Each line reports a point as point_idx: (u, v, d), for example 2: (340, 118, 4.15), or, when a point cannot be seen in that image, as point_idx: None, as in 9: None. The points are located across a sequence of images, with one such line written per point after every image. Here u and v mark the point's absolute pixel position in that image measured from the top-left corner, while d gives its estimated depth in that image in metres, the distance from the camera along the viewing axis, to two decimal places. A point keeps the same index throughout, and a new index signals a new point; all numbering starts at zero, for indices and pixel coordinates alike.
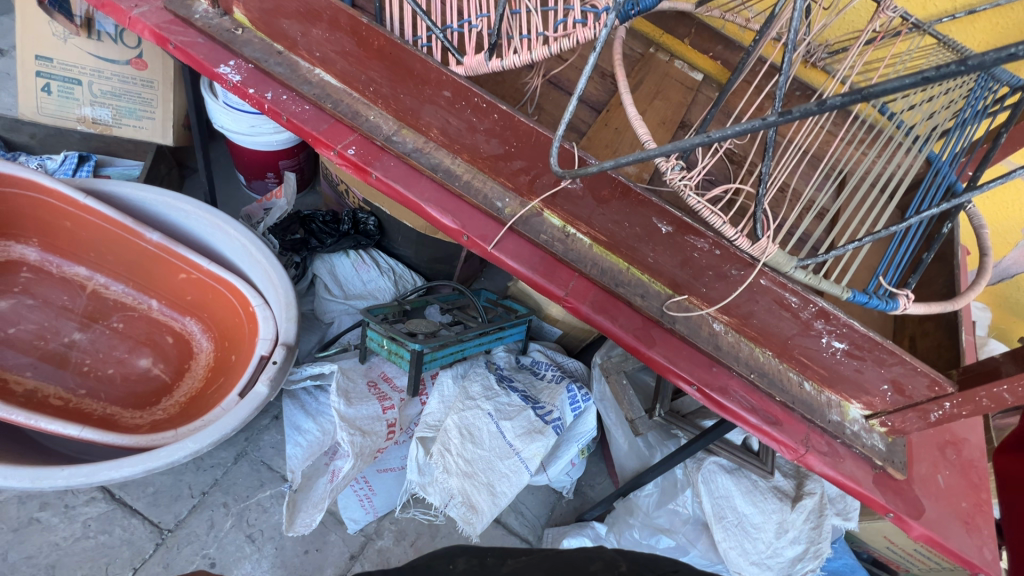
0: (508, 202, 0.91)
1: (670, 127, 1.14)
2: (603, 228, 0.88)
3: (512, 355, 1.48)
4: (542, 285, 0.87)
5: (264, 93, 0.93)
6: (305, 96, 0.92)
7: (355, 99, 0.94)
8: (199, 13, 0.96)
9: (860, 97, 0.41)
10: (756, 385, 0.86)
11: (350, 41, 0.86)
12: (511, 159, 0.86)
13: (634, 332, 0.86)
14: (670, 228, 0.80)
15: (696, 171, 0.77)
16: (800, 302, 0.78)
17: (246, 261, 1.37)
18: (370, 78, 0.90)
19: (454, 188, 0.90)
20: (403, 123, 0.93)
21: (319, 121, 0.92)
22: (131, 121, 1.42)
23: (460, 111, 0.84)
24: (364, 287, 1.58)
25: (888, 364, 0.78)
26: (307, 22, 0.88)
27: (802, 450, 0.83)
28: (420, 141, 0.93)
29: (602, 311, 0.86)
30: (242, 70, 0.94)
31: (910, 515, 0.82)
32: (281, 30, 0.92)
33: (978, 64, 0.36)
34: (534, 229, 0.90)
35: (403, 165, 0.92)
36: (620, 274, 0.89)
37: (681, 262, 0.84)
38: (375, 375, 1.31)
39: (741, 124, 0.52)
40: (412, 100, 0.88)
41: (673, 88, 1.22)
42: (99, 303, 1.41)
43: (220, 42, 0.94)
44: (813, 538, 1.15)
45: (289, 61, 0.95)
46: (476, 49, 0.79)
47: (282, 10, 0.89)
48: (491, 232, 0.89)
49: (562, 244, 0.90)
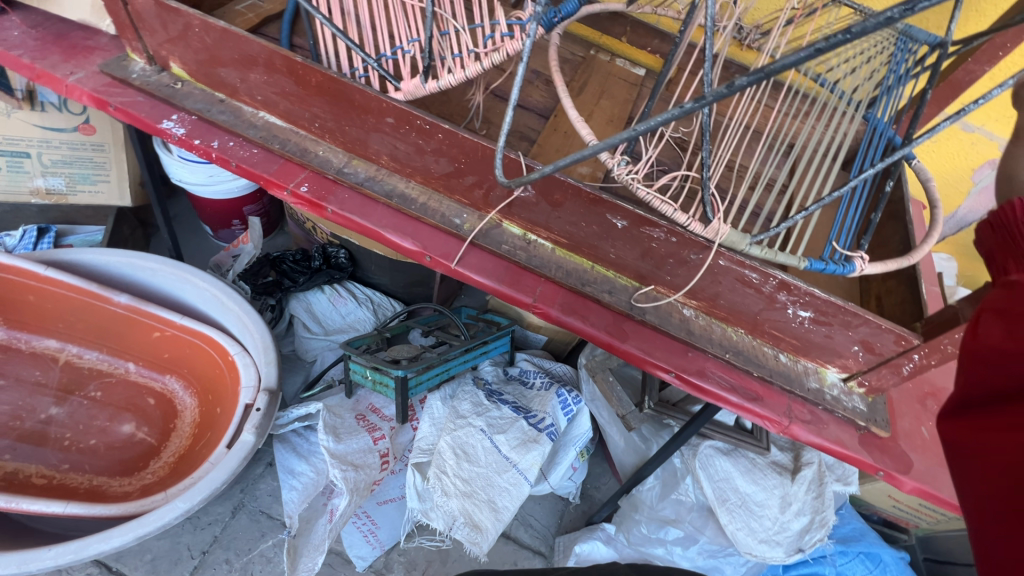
0: (465, 217, 0.92)
1: (619, 124, 1.16)
2: (562, 231, 0.89)
3: (499, 368, 1.48)
4: (509, 294, 0.87)
5: (210, 142, 0.93)
6: (251, 140, 0.93)
7: (303, 136, 0.95)
8: (136, 72, 0.96)
9: (763, 76, 0.43)
10: (733, 364, 0.87)
11: (288, 81, 0.87)
12: (462, 175, 0.87)
13: (607, 328, 0.86)
14: (626, 223, 0.81)
15: (642, 164, 0.79)
16: (761, 277, 0.79)
17: (219, 310, 1.35)
18: (314, 114, 0.90)
19: (410, 211, 0.91)
20: (352, 154, 0.94)
21: (269, 163, 0.93)
22: (86, 186, 1.42)
23: (405, 135, 0.85)
24: (344, 320, 1.58)
25: (855, 326, 0.79)
26: (244, 67, 0.89)
27: (785, 421, 0.84)
28: (372, 169, 0.94)
29: (572, 312, 0.87)
30: (185, 122, 0.94)
31: (900, 470, 0.83)
32: (220, 78, 0.93)
33: (861, 30, 0.37)
34: (495, 241, 0.90)
35: (357, 195, 0.92)
36: (586, 274, 0.90)
37: (642, 254, 0.85)
38: (363, 407, 1.29)
39: (663, 114, 0.53)
40: (358, 131, 0.89)
41: (618, 86, 1.25)
42: (74, 373, 1.38)
43: (160, 98, 0.95)
44: (816, 508, 1.16)
45: (232, 108, 0.95)
46: (412, 72, 0.80)
47: (218, 60, 0.90)
48: (453, 249, 0.89)
49: (525, 252, 0.90)
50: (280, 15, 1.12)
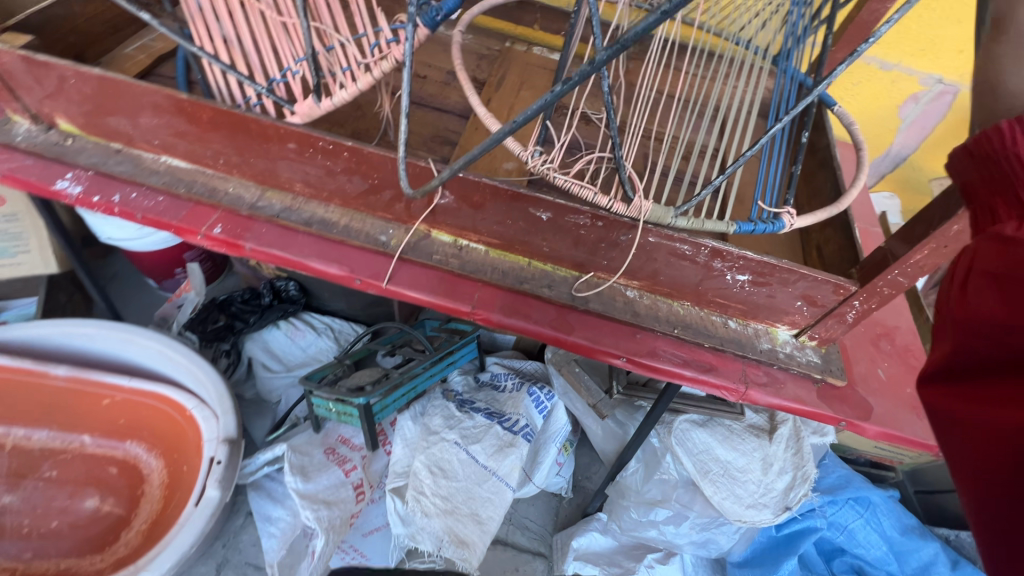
0: (392, 233, 0.89)
1: None
2: (491, 232, 0.86)
3: (469, 376, 1.45)
4: (447, 305, 0.84)
5: (111, 196, 0.87)
6: (155, 188, 0.88)
7: (210, 175, 0.90)
8: (21, 134, 0.90)
9: (620, 47, 0.41)
10: (684, 339, 0.85)
11: (180, 120, 0.82)
12: (379, 191, 0.84)
13: (551, 323, 0.84)
14: (550, 215, 0.79)
15: (557, 151, 0.77)
16: (692, 248, 0.78)
17: (168, 365, 1.29)
18: (215, 150, 0.86)
19: (333, 235, 0.87)
20: (265, 186, 0.90)
21: (177, 209, 0.88)
22: (5, 259, 1.33)
23: (311, 159, 0.82)
24: (305, 353, 1.53)
25: (793, 282, 0.79)
26: (132, 113, 0.84)
27: (742, 388, 0.83)
28: (287, 198, 0.90)
29: (513, 313, 0.84)
30: (82, 179, 0.89)
31: (861, 417, 0.82)
32: (110, 127, 0.88)
33: None
34: (425, 252, 0.87)
35: (275, 228, 0.88)
36: (523, 272, 0.88)
37: (574, 243, 0.83)
38: (332, 440, 1.25)
39: (541, 100, 0.50)
40: (264, 161, 0.85)
41: (537, 74, 1.22)
42: (24, 457, 1.32)
43: (51, 158, 0.89)
44: (797, 463, 1.17)
45: (131, 157, 0.90)
46: (304, 92, 0.76)
47: (103, 108, 0.85)
48: (382, 268, 0.86)
49: (457, 259, 0.88)
50: (174, 52, 1.07)
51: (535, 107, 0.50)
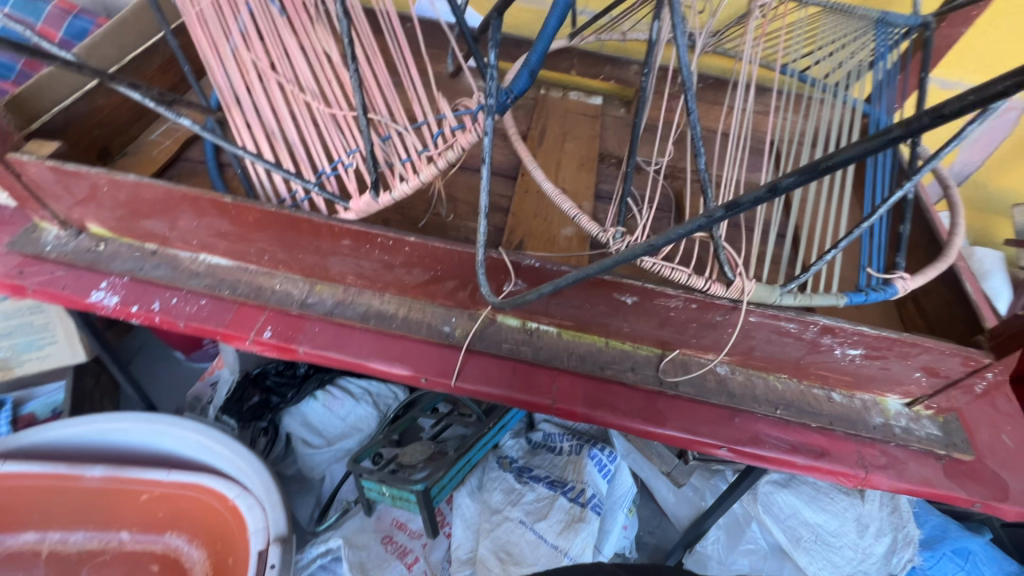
0: (455, 321, 0.81)
1: (591, 164, 1.07)
2: (565, 315, 0.79)
3: (522, 438, 1.36)
4: (524, 400, 0.76)
5: (150, 304, 0.80)
6: (196, 291, 0.81)
7: (254, 272, 0.83)
8: (50, 242, 0.84)
9: (818, 172, 0.34)
10: (789, 420, 0.77)
11: (222, 221, 0.76)
12: (441, 280, 0.77)
13: (641, 414, 0.76)
14: (636, 299, 0.72)
15: (640, 232, 0.70)
16: (799, 325, 0.70)
17: (208, 455, 1.22)
18: (260, 248, 0.79)
19: (392, 330, 0.80)
20: (313, 280, 0.83)
21: (221, 313, 0.81)
22: (33, 353, 1.29)
23: (368, 254, 0.75)
24: (344, 423, 1.43)
25: (914, 355, 0.70)
26: (169, 216, 0.78)
27: (862, 473, 0.74)
28: (339, 291, 0.83)
29: (599, 405, 0.76)
30: (118, 287, 0.82)
31: (998, 498, 0.73)
32: (145, 230, 0.81)
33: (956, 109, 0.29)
34: (493, 342, 0.80)
35: (330, 325, 0.81)
36: (601, 355, 0.80)
37: (660, 323, 0.76)
38: (387, 525, 1.21)
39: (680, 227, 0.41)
40: (314, 257, 0.78)
41: (578, 123, 1.15)
42: (61, 563, 1.24)
43: (84, 266, 0.82)
44: (896, 524, 1.07)
45: (168, 258, 0.84)
46: (360, 188, 0.70)
47: (138, 212, 0.78)
48: (449, 363, 0.78)
49: (529, 346, 0.80)
50: (201, 132, 1.01)
51: (676, 233, 0.41)
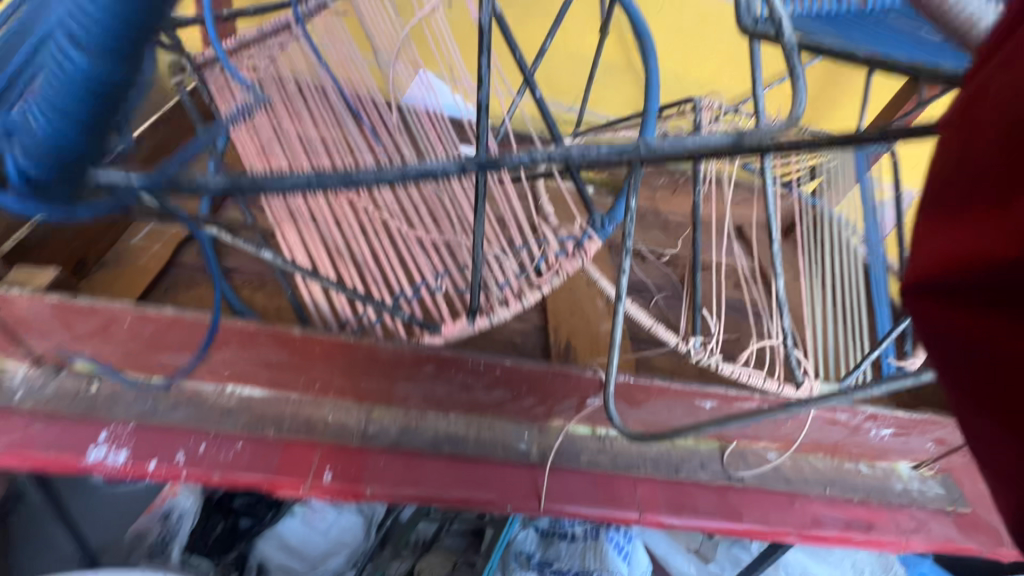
0: (529, 436, 0.78)
1: (606, 256, 1.12)
2: (639, 420, 0.80)
3: (532, 528, 1.26)
4: (613, 515, 0.75)
5: (172, 457, 0.66)
6: (232, 433, 0.69)
7: (298, 401, 0.73)
8: (18, 387, 0.66)
9: None
10: (836, 497, 0.85)
11: (278, 352, 0.67)
12: (521, 396, 0.75)
13: (720, 511, 0.79)
14: (716, 404, 0.76)
15: (716, 342, 0.75)
16: (848, 414, 0.79)
17: None
18: (316, 376, 0.70)
19: (467, 453, 0.75)
20: (372, 404, 0.75)
21: (266, 456, 0.68)
22: None
23: (450, 377, 0.70)
24: (328, 539, 1.22)
25: (931, 430, 0.83)
26: (206, 348, 0.66)
27: (903, 539, 0.83)
28: (401, 414, 0.76)
29: (682, 508, 0.78)
30: (123, 437, 0.65)
31: (998, 544, 0.87)
32: (164, 363, 0.68)
33: None
34: (571, 455, 0.78)
35: (395, 455, 0.73)
36: (671, 455, 0.82)
37: (728, 420, 0.80)
38: None
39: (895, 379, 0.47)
40: (381, 382, 0.71)
41: None
42: None
43: (73, 414, 0.66)
44: (884, 566, 1.20)
45: (187, 393, 0.71)
46: (452, 313, 0.66)
47: (162, 345, 0.66)
48: (532, 483, 0.74)
49: (605, 454, 0.80)
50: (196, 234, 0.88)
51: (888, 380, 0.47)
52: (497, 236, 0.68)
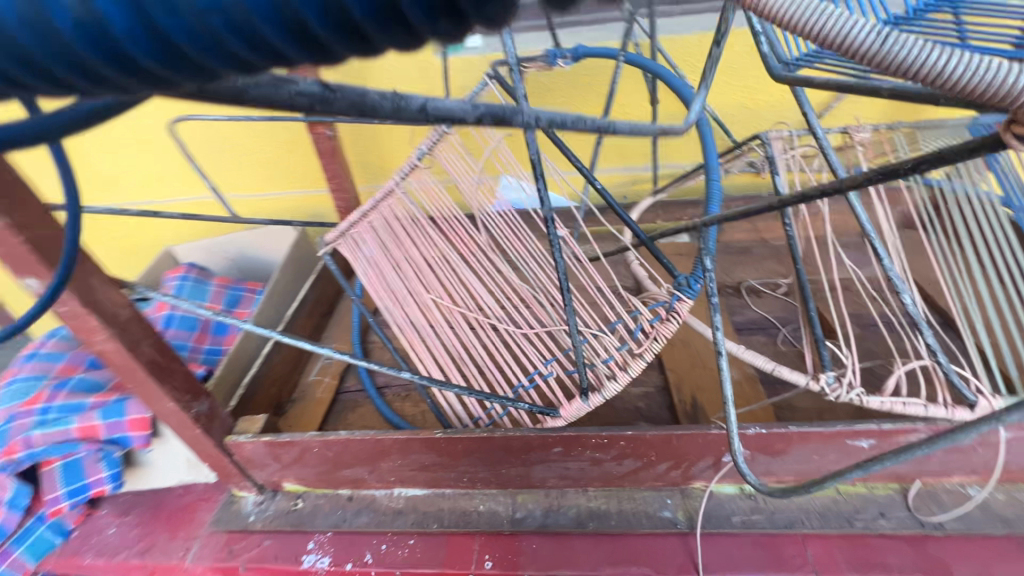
0: (672, 503, 0.77)
1: (718, 300, 1.10)
2: (790, 472, 0.74)
3: None
4: None
5: (363, 557, 0.79)
6: (405, 531, 0.80)
7: (453, 496, 0.82)
8: (251, 512, 0.85)
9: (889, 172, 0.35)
10: None
11: (428, 454, 0.77)
12: (653, 465, 0.75)
13: (920, 566, 0.68)
14: (874, 441, 0.68)
15: (854, 374, 0.69)
16: None
17: None
18: (462, 471, 0.79)
19: (612, 528, 0.76)
20: (515, 491, 0.81)
21: (434, 548, 0.78)
22: None
23: (578, 455, 0.74)
24: None
25: None
26: (373, 460, 0.79)
27: None
28: (543, 497, 0.80)
29: (867, 566, 0.70)
30: (325, 544, 0.80)
31: None
32: (345, 478, 0.82)
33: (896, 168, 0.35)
34: (722, 517, 0.75)
35: (546, 537, 0.78)
36: (839, 504, 0.74)
37: (898, 458, 0.71)
38: None
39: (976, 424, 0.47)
40: (518, 469, 0.78)
41: (684, 264, 1.21)
42: None
43: (289, 530, 0.82)
44: None
45: (366, 501, 0.84)
46: (567, 395, 0.71)
47: (343, 463, 0.80)
48: (683, 553, 0.74)
49: (761, 513, 0.75)
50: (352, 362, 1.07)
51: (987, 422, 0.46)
52: (594, 313, 0.74)
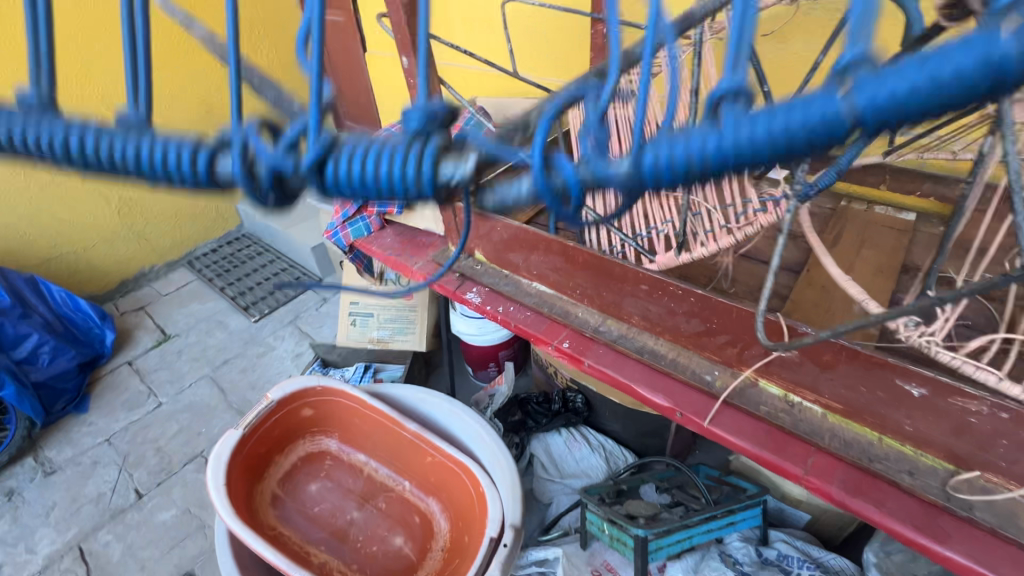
0: (718, 373, 0.92)
1: (891, 273, 1.05)
2: (835, 396, 0.80)
3: (752, 546, 1.27)
4: (774, 462, 0.81)
5: (498, 308, 1.17)
6: (527, 305, 1.15)
7: (566, 301, 1.12)
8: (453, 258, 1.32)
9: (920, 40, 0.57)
10: None
11: (560, 259, 1.08)
12: (715, 334, 0.90)
13: (915, 521, 0.71)
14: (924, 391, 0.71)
15: (939, 325, 0.70)
16: None
17: (478, 445, 1.54)
18: (578, 282, 1.08)
19: (661, 366, 0.96)
20: (607, 315, 1.06)
21: (539, 323, 1.12)
22: (401, 336, 1.88)
23: (658, 299, 0.95)
24: (578, 466, 1.60)
25: None
26: (527, 251, 1.14)
27: None
28: (623, 327, 1.04)
29: (861, 494, 0.75)
30: (482, 293, 1.21)
31: None
32: (508, 259, 1.20)
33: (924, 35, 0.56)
34: (752, 401, 0.87)
35: (611, 351, 1.03)
36: (872, 447, 0.77)
37: (954, 429, 0.71)
38: (599, 563, 1.29)
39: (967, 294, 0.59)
40: (613, 295, 1.02)
41: (882, 234, 1.15)
42: (371, 485, 1.65)
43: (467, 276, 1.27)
44: None
45: (514, 280, 1.21)
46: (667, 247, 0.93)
47: (510, 246, 1.18)
48: (705, 407, 0.89)
49: (789, 415, 0.83)
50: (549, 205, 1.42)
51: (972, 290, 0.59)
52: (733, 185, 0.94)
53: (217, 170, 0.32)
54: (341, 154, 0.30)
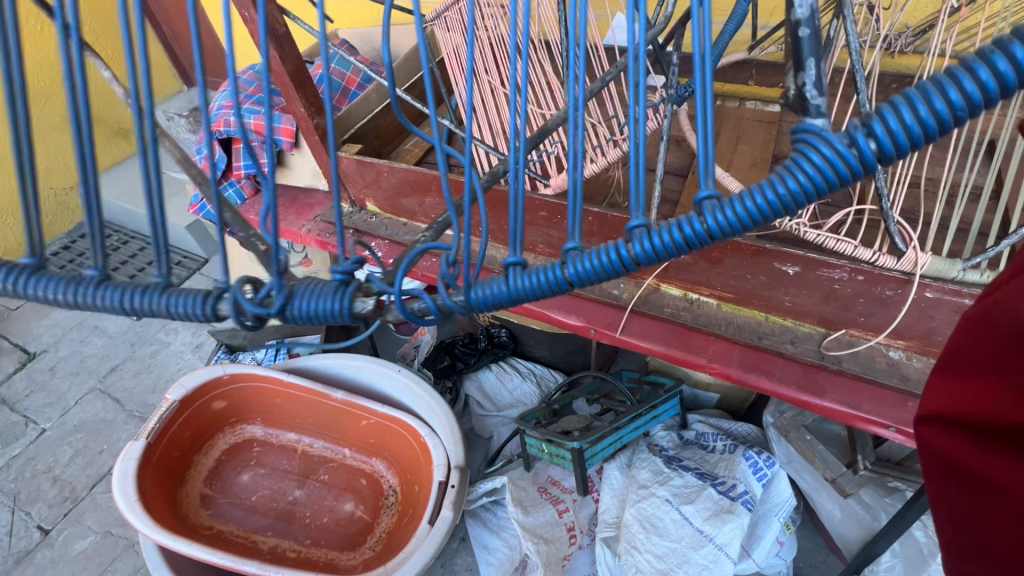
0: (623, 287, 0.95)
1: (765, 165, 1.13)
2: (725, 286, 0.87)
3: (673, 432, 1.40)
4: (681, 357, 0.86)
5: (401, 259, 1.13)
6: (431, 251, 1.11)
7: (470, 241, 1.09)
8: (344, 214, 1.22)
9: None
10: None
11: (455, 198, 1.04)
12: None
13: (798, 384, 0.80)
14: (798, 269, 0.77)
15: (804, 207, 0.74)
16: None
17: (410, 397, 1.53)
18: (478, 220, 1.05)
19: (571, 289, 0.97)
20: None
21: None
22: None
23: (559, 224, 0.95)
24: (512, 396, 1.65)
25: None
26: (421, 194, 1.08)
27: None
28: (530, 258, 1.04)
29: (754, 369, 0.83)
30: (381, 247, 1.16)
31: None
32: (403, 207, 1.14)
33: None
34: (656, 305, 0.92)
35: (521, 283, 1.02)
36: (760, 326, 0.86)
37: (823, 298, 0.79)
38: (543, 480, 1.36)
39: None
40: None
41: (754, 128, 1.21)
42: (308, 460, 1.60)
43: (362, 232, 1.18)
44: None
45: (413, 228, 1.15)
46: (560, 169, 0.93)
47: (401, 193, 1.11)
48: (614, 319, 0.93)
49: (689, 312, 0.90)
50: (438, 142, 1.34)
51: None
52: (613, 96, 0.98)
53: (223, 310, 0.46)
54: (303, 295, 0.46)
